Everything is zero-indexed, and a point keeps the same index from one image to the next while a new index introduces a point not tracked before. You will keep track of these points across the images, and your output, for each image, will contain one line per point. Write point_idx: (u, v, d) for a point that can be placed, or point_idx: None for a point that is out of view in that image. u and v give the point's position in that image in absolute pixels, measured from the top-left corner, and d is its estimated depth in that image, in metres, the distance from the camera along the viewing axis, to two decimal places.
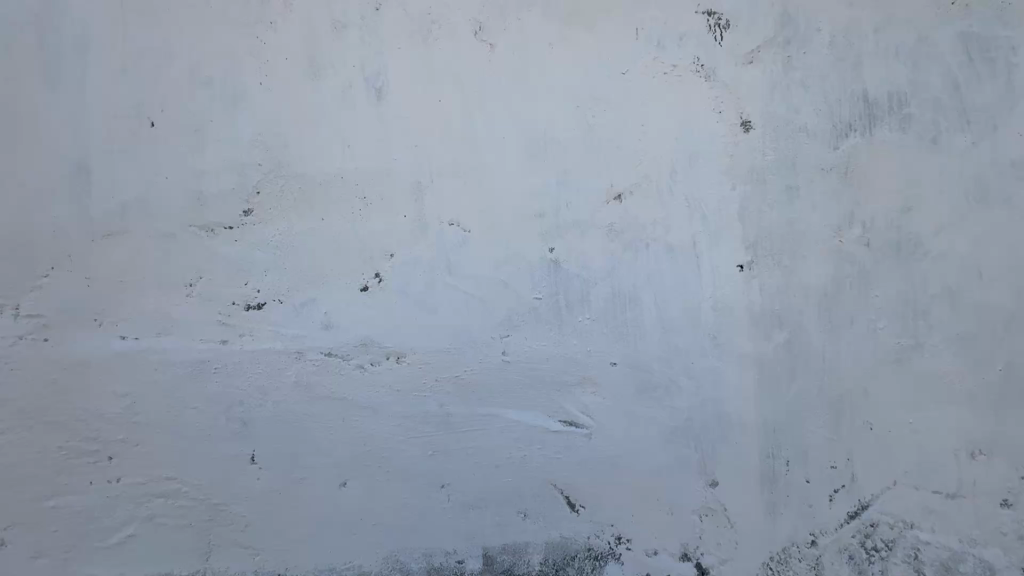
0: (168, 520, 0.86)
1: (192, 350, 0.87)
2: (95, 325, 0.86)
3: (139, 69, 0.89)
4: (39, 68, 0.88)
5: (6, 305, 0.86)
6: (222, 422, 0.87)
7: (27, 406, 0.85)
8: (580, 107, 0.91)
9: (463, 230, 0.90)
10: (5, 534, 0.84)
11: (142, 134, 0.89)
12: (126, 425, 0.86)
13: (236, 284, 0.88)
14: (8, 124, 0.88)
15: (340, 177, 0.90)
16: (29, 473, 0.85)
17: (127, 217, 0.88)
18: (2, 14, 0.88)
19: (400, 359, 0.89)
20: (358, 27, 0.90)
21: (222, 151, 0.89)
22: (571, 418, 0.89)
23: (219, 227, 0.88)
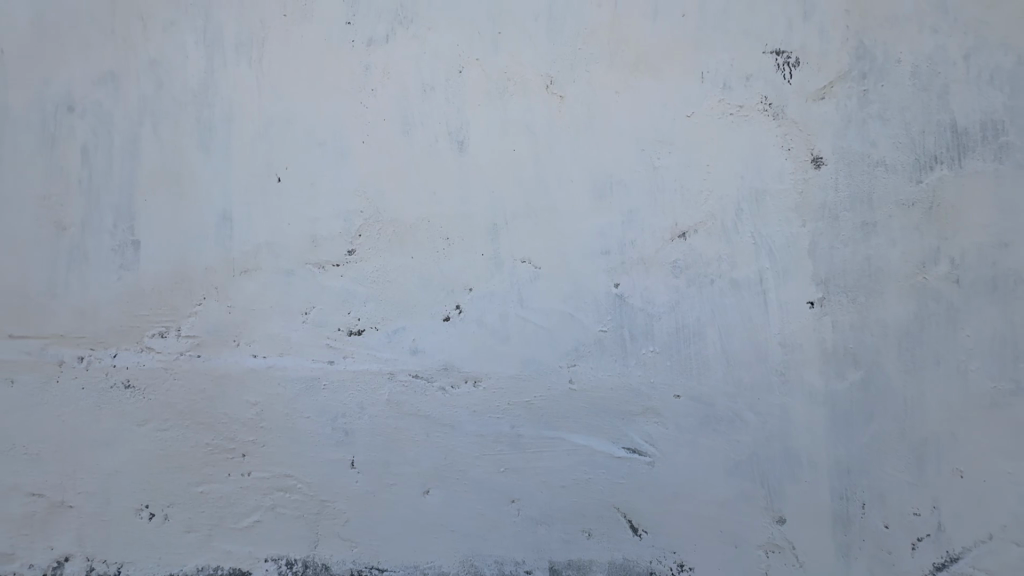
0: (285, 510, 1.03)
1: (306, 368, 1.03)
2: (234, 344, 1.06)
3: (270, 134, 1.08)
4: (197, 138, 1.10)
5: (172, 327, 1.08)
6: (328, 430, 1.02)
7: (185, 408, 1.06)
8: (646, 149, 0.96)
9: (534, 266, 0.98)
10: (167, 510, 1.05)
11: (270, 188, 1.07)
12: (256, 428, 1.04)
13: (341, 313, 1.04)
14: (174, 183, 1.10)
15: (427, 220, 1.02)
16: (185, 463, 1.05)
17: (258, 256, 1.07)
18: (172, 96, 1.11)
19: (477, 383, 0.99)
20: (444, 88, 1.03)
21: (332, 200, 1.05)
22: (634, 446, 0.94)
23: (329, 265, 1.04)
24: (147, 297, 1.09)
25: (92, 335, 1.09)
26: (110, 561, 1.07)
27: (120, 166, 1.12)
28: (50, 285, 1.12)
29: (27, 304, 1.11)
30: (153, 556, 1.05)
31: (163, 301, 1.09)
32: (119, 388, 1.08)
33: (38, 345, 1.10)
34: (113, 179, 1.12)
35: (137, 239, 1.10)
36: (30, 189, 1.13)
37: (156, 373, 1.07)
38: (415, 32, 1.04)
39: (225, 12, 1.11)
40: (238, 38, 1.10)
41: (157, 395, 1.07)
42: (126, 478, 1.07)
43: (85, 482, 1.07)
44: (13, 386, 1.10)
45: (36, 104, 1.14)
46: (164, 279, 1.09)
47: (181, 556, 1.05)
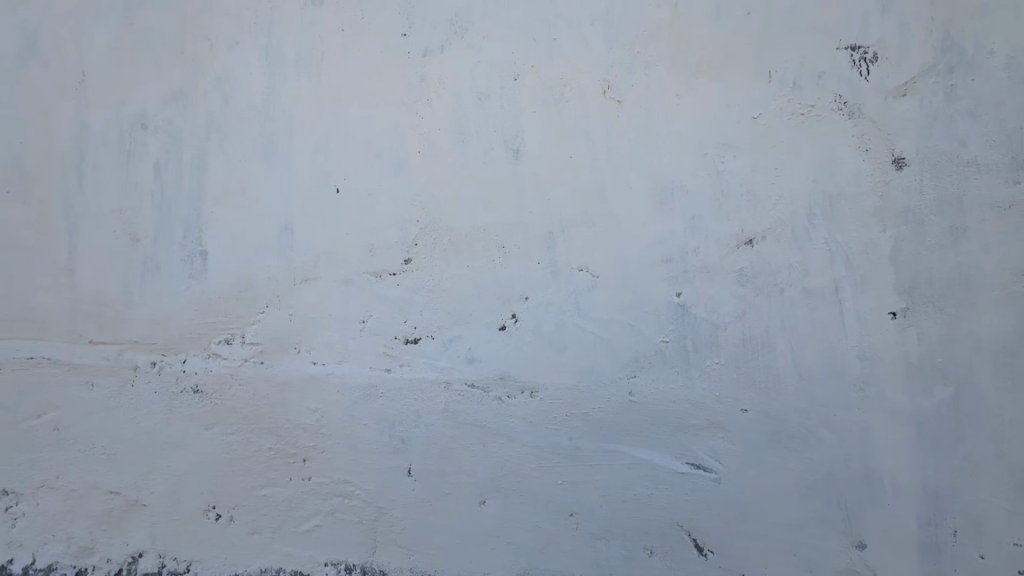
0: (344, 516, 1.05)
1: (364, 376, 1.05)
2: (295, 351, 1.09)
3: (329, 146, 1.11)
4: (260, 152, 1.14)
5: (237, 334, 1.12)
6: (386, 438, 1.03)
7: (249, 413, 1.09)
8: (709, 154, 0.93)
9: (591, 274, 0.96)
10: (233, 512, 1.09)
11: (329, 198, 1.09)
12: (316, 433, 1.06)
13: (398, 322, 1.05)
14: (239, 195, 1.14)
15: (483, 229, 1.02)
16: (249, 466, 1.09)
17: (318, 265, 1.09)
18: (237, 111, 1.16)
19: (534, 394, 0.98)
20: (499, 96, 1.02)
21: (389, 210, 1.06)
22: (698, 461, 0.91)
23: (385, 273, 1.05)
24: (215, 305, 1.14)
25: (164, 341, 1.15)
26: (180, 559, 1.11)
27: (189, 180, 1.17)
28: (126, 294, 1.18)
29: (106, 312, 1.18)
30: (220, 555, 1.09)
31: (229, 309, 1.13)
32: (188, 393, 1.12)
33: (115, 351, 1.16)
34: (183, 193, 1.18)
35: (205, 250, 1.15)
36: (109, 204, 1.20)
37: (223, 379, 1.11)
38: (469, 41, 1.05)
39: (286, 29, 1.14)
40: (298, 54, 1.13)
41: (223, 400, 1.11)
42: (194, 480, 1.11)
43: (157, 482, 1.13)
44: (93, 389, 1.16)
45: (115, 123, 1.22)
46: (230, 288, 1.13)
47: (245, 556, 1.08)
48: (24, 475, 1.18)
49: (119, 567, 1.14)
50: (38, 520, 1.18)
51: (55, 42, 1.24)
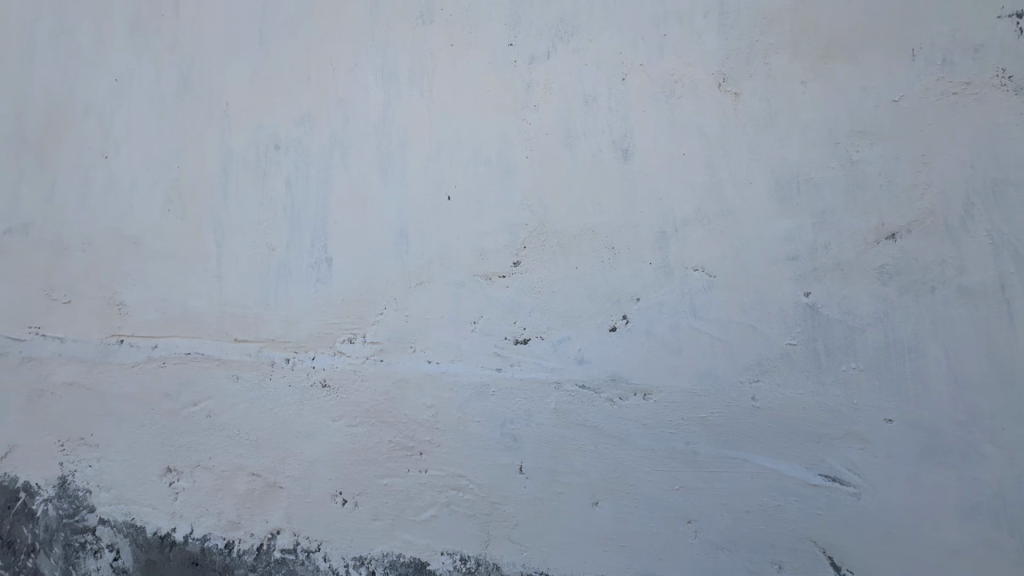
0: (458, 508, 1.09)
1: (476, 374, 1.09)
2: (411, 350, 1.15)
3: (439, 156, 1.16)
4: (377, 164, 1.22)
5: (358, 333, 1.21)
6: (497, 435, 1.07)
7: (371, 407, 1.18)
8: (841, 144, 0.89)
9: (707, 275, 0.94)
10: (358, 498, 1.18)
11: (441, 206, 1.15)
12: (431, 428, 1.12)
13: (508, 322, 1.08)
14: (359, 204, 1.23)
15: (592, 231, 1.02)
16: (371, 456, 1.17)
17: (432, 269, 1.15)
18: (357, 127, 1.25)
19: (647, 396, 0.97)
20: (607, 97, 1.03)
21: (499, 214, 1.10)
22: (833, 473, 0.87)
23: (495, 276, 1.09)
24: (339, 306, 1.24)
25: (296, 340, 1.27)
26: (312, 538, 1.22)
27: (315, 193, 1.29)
28: (263, 297, 1.32)
29: (247, 313, 1.33)
30: (346, 538, 1.19)
31: (351, 310, 1.22)
32: (317, 387, 1.23)
33: (256, 348, 1.31)
34: (310, 205, 1.29)
35: (330, 256, 1.26)
36: (249, 218, 1.35)
37: (347, 375, 1.20)
38: (575, 45, 1.06)
39: (398, 48, 1.22)
40: (410, 70, 1.21)
41: (347, 394, 1.20)
42: (323, 467, 1.21)
43: (292, 467, 1.25)
44: (238, 382, 1.32)
45: (252, 146, 1.37)
46: (351, 291, 1.23)
47: (368, 541, 1.16)
48: (184, 456, 1.37)
49: (260, 541, 1.27)
50: (195, 495, 1.35)
51: (206, 79, 1.44)
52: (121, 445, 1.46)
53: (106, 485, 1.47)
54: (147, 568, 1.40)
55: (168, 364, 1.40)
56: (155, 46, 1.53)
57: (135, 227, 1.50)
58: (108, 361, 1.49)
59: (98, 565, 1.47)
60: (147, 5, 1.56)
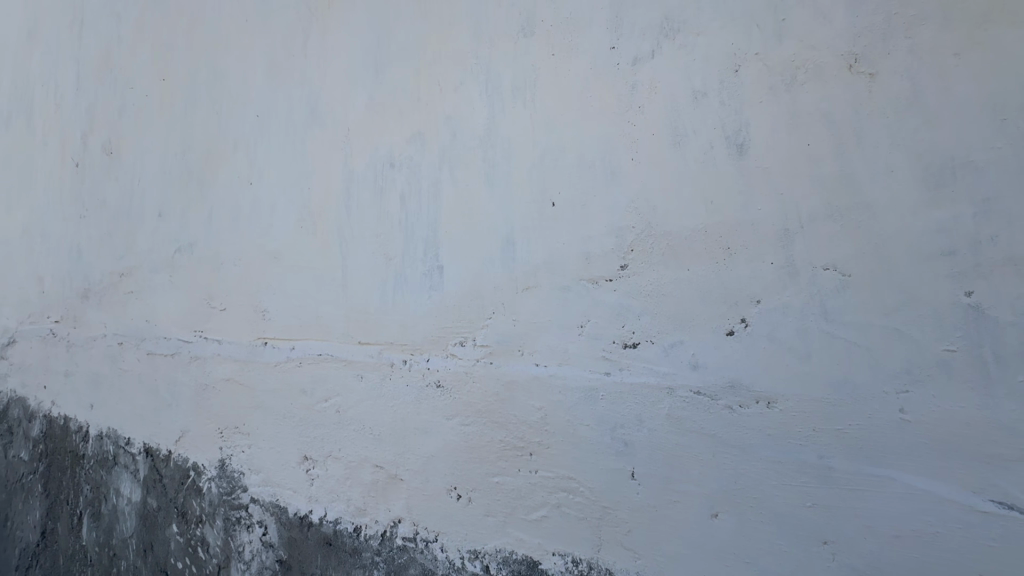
0: (569, 511, 1.11)
1: (584, 378, 1.10)
2: (520, 353, 1.19)
3: (542, 163, 1.19)
4: (483, 175, 1.28)
5: (469, 337, 1.27)
6: (608, 439, 1.07)
7: (482, 407, 1.23)
8: (1010, 119, 0.77)
9: (841, 274, 0.87)
10: (471, 494, 1.24)
11: (545, 212, 1.18)
12: (541, 430, 1.14)
13: (616, 326, 1.07)
14: (467, 214, 1.30)
15: (704, 231, 0.99)
16: (483, 455, 1.22)
17: (538, 274, 1.18)
18: (463, 141, 1.32)
19: (771, 404, 0.91)
20: (718, 92, 0.99)
21: (604, 218, 1.10)
22: (1010, 501, 0.75)
23: (602, 280, 1.09)
24: (450, 311, 1.31)
25: (413, 343, 1.37)
26: (430, 529, 1.30)
27: (426, 206, 1.38)
28: (383, 303, 1.44)
29: (369, 317, 1.45)
30: (461, 531, 1.25)
31: (462, 315, 1.29)
32: (432, 387, 1.31)
33: (377, 350, 1.43)
34: (422, 217, 1.39)
35: (441, 264, 1.34)
36: (369, 231, 1.48)
37: (460, 376, 1.27)
38: (683, 41, 1.03)
39: (501, 62, 1.27)
40: (513, 83, 1.25)
41: (460, 394, 1.27)
42: (439, 462, 1.29)
43: (411, 461, 1.34)
44: (362, 381, 1.44)
45: (371, 166, 1.50)
46: (461, 297, 1.29)
47: (482, 535, 1.22)
48: (318, 446, 1.53)
49: (384, 528, 1.38)
50: (328, 482, 1.51)
51: (330, 108, 1.61)
52: (267, 434, 1.66)
53: (255, 468, 1.69)
54: (289, 544, 1.59)
55: (304, 364, 1.58)
56: (288, 83, 1.74)
57: (275, 244, 1.71)
58: (257, 361, 1.71)
59: (250, 538, 1.70)
60: (282, 48, 1.78)
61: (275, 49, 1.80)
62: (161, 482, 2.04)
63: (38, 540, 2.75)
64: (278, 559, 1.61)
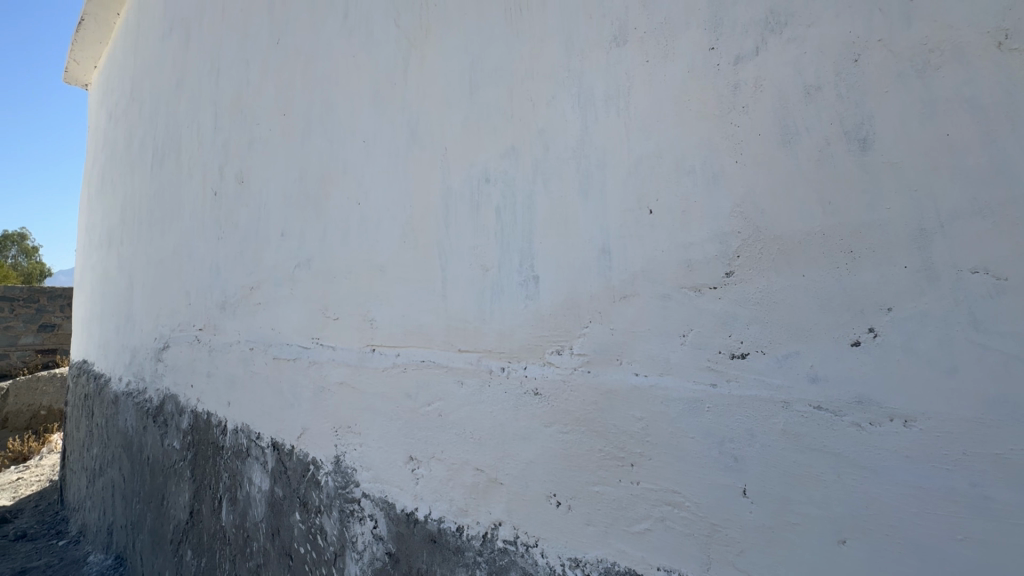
0: (674, 526, 1.08)
1: (688, 389, 1.07)
2: (618, 363, 1.18)
3: (638, 171, 1.18)
4: (577, 186, 1.29)
5: (566, 345, 1.29)
6: (716, 453, 1.02)
7: (581, 415, 1.24)
8: None
9: (992, 279, 0.78)
10: (571, 502, 1.25)
11: (642, 220, 1.16)
12: (643, 441, 1.13)
13: (722, 336, 1.03)
14: (562, 225, 1.32)
15: (822, 234, 0.93)
16: (582, 463, 1.23)
17: (635, 283, 1.16)
18: (556, 152, 1.35)
19: (907, 422, 0.84)
20: (835, 85, 0.93)
21: (706, 223, 1.06)
22: None
23: (705, 287, 1.06)
24: (547, 320, 1.34)
25: (510, 350, 1.41)
26: (530, 534, 1.33)
27: (520, 218, 1.42)
28: (480, 312, 1.50)
29: (468, 326, 1.52)
30: (561, 539, 1.26)
31: (559, 323, 1.31)
32: (530, 394, 1.34)
33: (476, 357, 1.49)
34: (517, 229, 1.43)
35: (536, 274, 1.37)
36: (466, 244, 1.56)
37: (557, 384, 1.29)
38: (791, 34, 0.98)
39: (593, 73, 1.28)
40: (606, 92, 1.25)
41: (558, 402, 1.28)
42: (538, 469, 1.31)
43: (510, 466, 1.38)
44: (463, 387, 1.51)
45: (467, 182, 1.58)
46: (557, 306, 1.32)
47: (582, 544, 1.22)
48: (422, 448, 1.63)
49: (485, 530, 1.43)
50: (431, 482, 1.59)
51: (430, 129, 1.72)
52: (376, 434, 1.80)
53: (367, 466, 1.84)
54: (397, 538, 1.70)
55: (409, 370, 1.69)
56: (391, 109, 1.89)
57: (381, 258, 1.85)
58: (366, 367, 1.86)
59: (363, 530, 1.84)
60: (385, 78, 1.93)
61: (379, 80, 1.96)
62: (285, 474, 2.28)
63: (187, 518, 3.18)
64: (387, 552, 1.72)
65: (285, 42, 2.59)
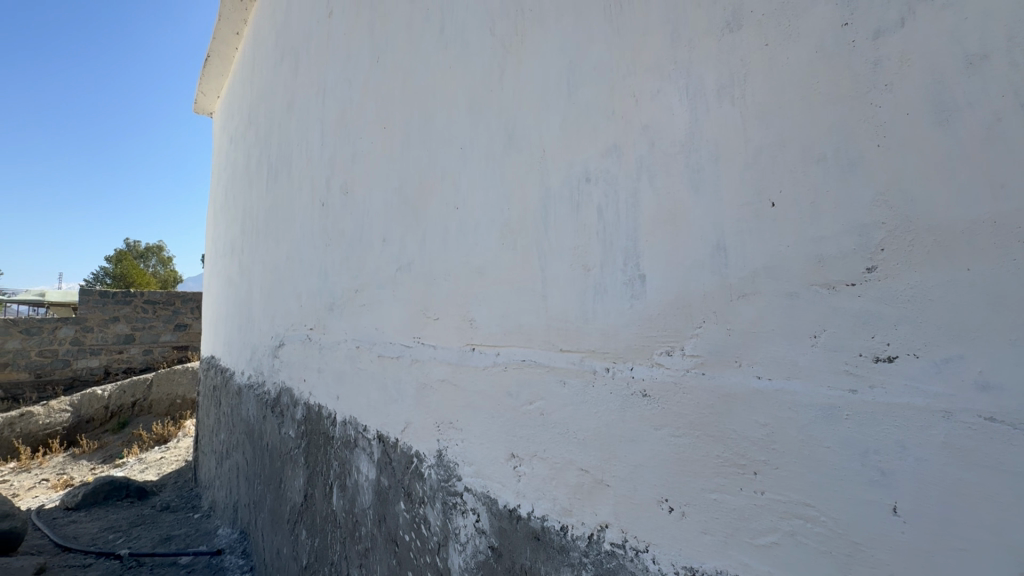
0: (807, 541, 1.00)
1: (822, 394, 0.99)
2: (737, 365, 1.12)
3: (758, 161, 1.11)
4: (686, 180, 1.24)
5: (676, 346, 1.24)
6: (857, 466, 0.94)
7: (695, 419, 1.19)
8: None
9: None
10: (685, 509, 1.20)
11: (764, 213, 1.10)
12: (768, 449, 1.06)
13: (863, 338, 0.95)
14: (669, 221, 1.28)
15: (992, 222, 0.82)
16: (697, 469, 1.18)
17: (756, 281, 1.10)
18: (662, 146, 1.31)
19: None
20: (1006, 52, 0.82)
21: (841, 215, 0.98)
22: None
23: (841, 284, 0.97)
24: (654, 320, 1.30)
25: (615, 351, 1.39)
26: (640, 539, 1.30)
27: (623, 216, 1.39)
28: (582, 312, 1.49)
29: (570, 326, 1.52)
30: (674, 546, 1.22)
31: (667, 323, 1.27)
32: (638, 396, 1.32)
33: (579, 357, 1.49)
34: (620, 227, 1.40)
35: (642, 273, 1.33)
36: (566, 244, 1.56)
37: (668, 387, 1.25)
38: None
39: (703, 62, 1.23)
40: (718, 81, 1.20)
41: (669, 405, 1.24)
42: (648, 472, 1.28)
43: (618, 468, 1.36)
44: (566, 386, 1.52)
45: (566, 182, 1.58)
46: (665, 306, 1.27)
47: (698, 553, 1.17)
48: (524, 446, 1.65)
49: (591, 531, 1.42)
50: (534, 480, 1.61)
51: (527, 132, 1.75)
52: (478, 431, 1.86)
53: (469, 461, 1.90)
54: (499, 532, 1.74)
55: (510, 369, 1.72)
56: (487, 115, 1.94)
57: (480, 259, 1.91)
58: (467, 365, 1.93)
59: (466, 522, 1.90)
60: (482, 86, 1.99)
61: (475, 88, 2.02)
62: (391, 464, 2.42)
63: (302, 501, 3.49)
64: (490, 546, 1.76)
65: (384, 60, 2.76)
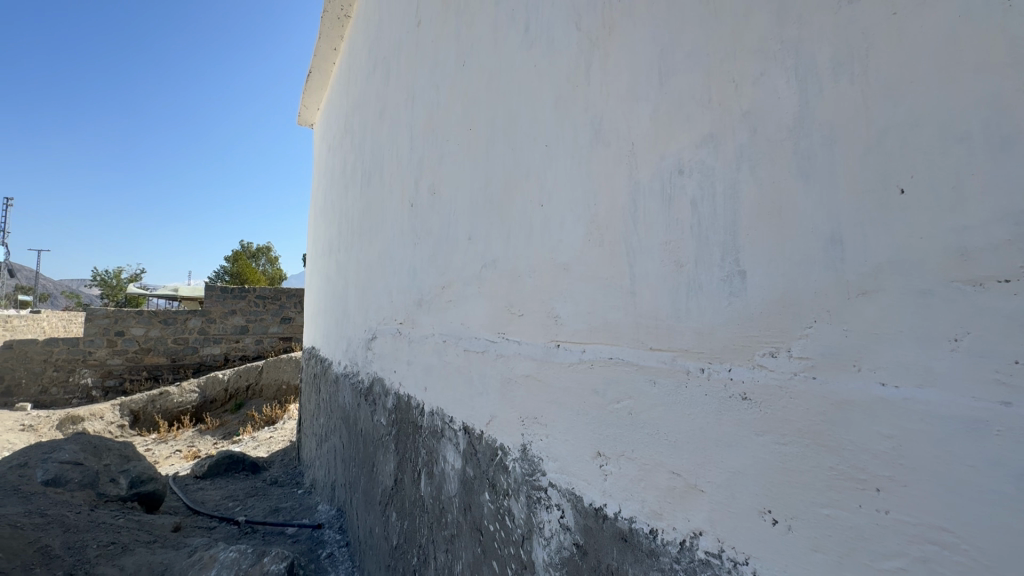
0: (943, 570, 0.90)
1: (963, 406, 0.88)
2: (855, 369, 1.03)
3: (883, 144, 1.00)
4: (796, 169, 1.15)
5: (782, 347, 1.16)
6: (1010, 489, 0.82)
7: (804, 427, 1.11)
8: None
9: None
10: (791, 523, 1.12)
11: (889, 202, 0.98)
12: (894, 464, 0.96)
13: (1019, 343, 0.82)
14: (775, 213, 1.19)
15: None
16: (806, 482, 1.09)
17: (880, 277, 0.99)
18: (767, 133, 1.22)
19: None
20: None
21: (992, 202, 0.85)
22: None
23: (991, 281, 0.85)
24: (756, 319, 1.22)
25: (710, 351, 1.32)
26: (739, 550, 1.23)
27: (719, 209, 1.32)
28: (673, 310, 1.44)
29: (660, 325, 1.47)
30: (778, 561, 1.14)
31: (772, 323, 1.18)
32: (737, 399, 1.25)
33: (670, 356, 1.43)
34: (716, 221, 1.32)
35: (741, 269, 1.25)
36: (656, 239, 1.50)
37: (772, 390, 1.17)
38: None
39: (816, 40, 1.13)
40: (834, 58, 1.09)
41: (774, 410, 1.16)
42: (748, 481, 1.21)
43: (713, 474, 1.29)
44: (656, 386, 1.47)
45: (656, 175, 1.52)
46: (768, 304, 1.19)
47: (808, 571, 1.09)
48: (611, 445, 1.63)
49: (684, 537, 1.37)
50: (621, 480, 1.58)
51: (615, 126, 1.72)
52: (563, 428, 1.86)
53: (554, 457, 1.91)
54: (585, 530, 1.72)
55: (597, 367, 1.71)
56: (573, 111, 1.93)
57: (566, 257, 1.91)
58: (552, 362, 1.94)
59: (550, 518, 1.91)
60: (568, 82, 1.98)
61: (561, 85, 2.02)
62: (476, 456, 2.50)
63: (392, 485, 3.71)
64: (575, 543, 1.76)
65: (470, 63, 2.84)
